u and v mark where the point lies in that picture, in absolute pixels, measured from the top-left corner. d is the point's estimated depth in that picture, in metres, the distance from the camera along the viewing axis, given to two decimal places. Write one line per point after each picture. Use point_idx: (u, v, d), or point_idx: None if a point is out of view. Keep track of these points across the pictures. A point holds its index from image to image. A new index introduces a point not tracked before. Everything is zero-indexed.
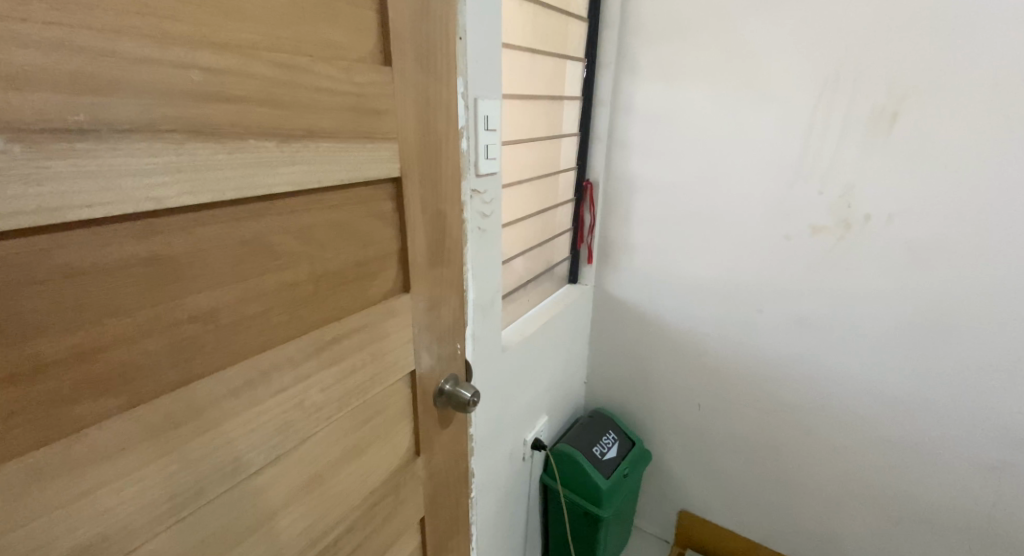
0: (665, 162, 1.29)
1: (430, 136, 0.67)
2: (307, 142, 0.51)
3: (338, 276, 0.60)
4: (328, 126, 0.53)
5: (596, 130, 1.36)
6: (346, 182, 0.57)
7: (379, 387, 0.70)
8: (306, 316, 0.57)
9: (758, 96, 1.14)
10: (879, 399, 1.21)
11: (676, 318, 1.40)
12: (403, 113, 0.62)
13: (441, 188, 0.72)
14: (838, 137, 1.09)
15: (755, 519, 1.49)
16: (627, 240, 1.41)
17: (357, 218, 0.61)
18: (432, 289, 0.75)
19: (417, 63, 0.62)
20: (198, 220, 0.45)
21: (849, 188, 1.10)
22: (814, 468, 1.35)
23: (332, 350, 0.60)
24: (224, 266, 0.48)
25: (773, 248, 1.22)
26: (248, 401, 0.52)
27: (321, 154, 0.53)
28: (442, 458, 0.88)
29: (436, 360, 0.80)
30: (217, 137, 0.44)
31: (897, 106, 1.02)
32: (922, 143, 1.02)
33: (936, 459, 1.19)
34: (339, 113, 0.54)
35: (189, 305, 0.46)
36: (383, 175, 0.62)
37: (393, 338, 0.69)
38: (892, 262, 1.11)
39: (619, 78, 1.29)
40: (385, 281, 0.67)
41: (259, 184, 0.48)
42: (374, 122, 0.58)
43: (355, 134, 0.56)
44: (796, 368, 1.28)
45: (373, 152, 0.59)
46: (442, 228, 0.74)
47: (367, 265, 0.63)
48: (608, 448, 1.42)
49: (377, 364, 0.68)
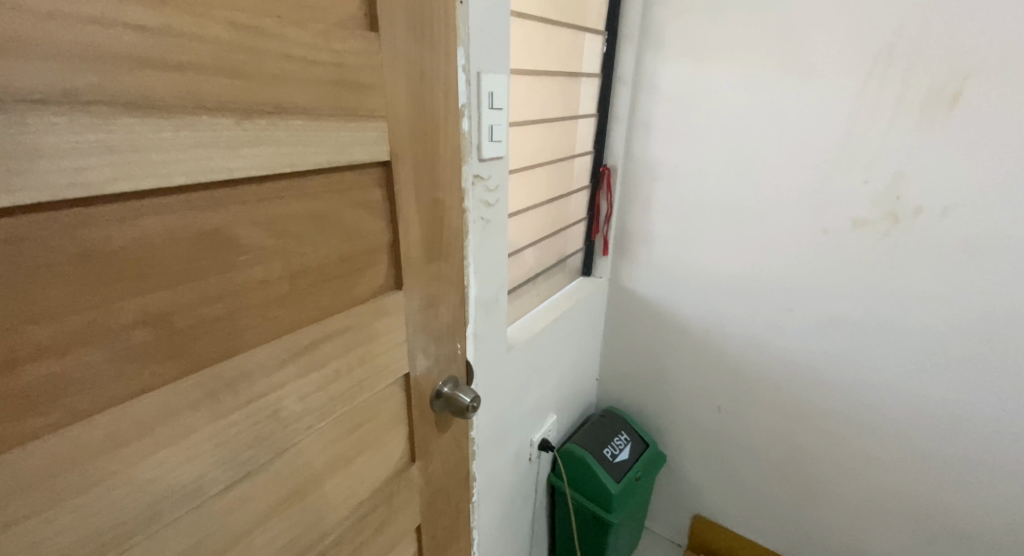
0: (690, 146, 1.20)
1: (426, 115, 0.60)
2: (276, 119, 0.44)
3: (318, 272, 0.53)
4: (302, 102, 0.46)
5: (615, 111, 1.26)
6: (325, 167, 0.50)
7: (368, 393, 0.63)
8: (280, 318, 0.50)
9: (796, 76, 1.04)
10: (918, 408, 1.12)
11: (698, 315, 1.32)
12: (393, 88, 0.54)
13: (438, 174, 0.64)
14: (886, 120, 0.98)
15: (775, 527, 1.42)
16: (646, 231, 1.32)
17: (341, 208, 0.53)
18: (428, 285, 0.68)
19: (409, 30, 0.55)
20: (141, 210, 0.38)
21: (897, 177, 1.00)
22: (841, 478, 1.26)
23: (312, 355, 0.54)
24: (176, 262, 0.41)
25: (808, 244, 1.13)
26: (211, 415, 0.46)
27: (295, 134, 0.46)
28: (440, 465, 0.82)
29: (433, 362, 0.73)
30: (158, 111, 0.37)
31: (960, 84, 0.91)
32: (986, 127, 0.91)
33: (980, 476, 1.10)
34: (315, 86, 0.47)
35: (133, 308, 0.39)
36: (369, 158, 0.54)
37: (383, 339, 0.63)
38: (941, 261, 1.00)
39: (642, 54, 1.19)
40: (374, 277, 0.60)
41: (216, 168, 0.41)
42: (357, 96, 0.51)
43: (334, 112, 0.49)
44: (828, 371, 1.19)
45: (357, 132, 0.52)
46: (439, 218, 0.66)
47: (352, 260, 0.56)
48: (619, 449, 1.36)
49: (365, 368, 0.61)
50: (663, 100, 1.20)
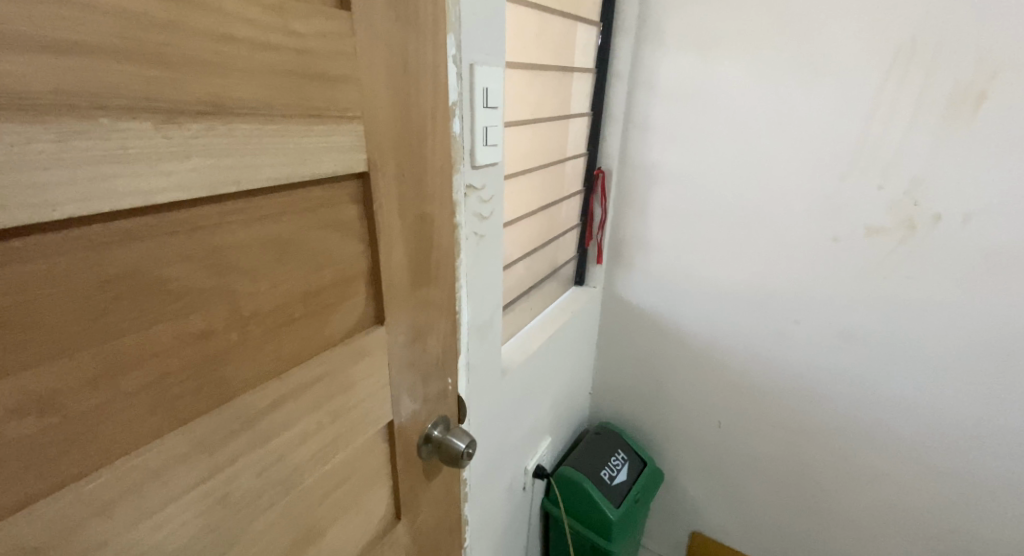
0: (691, 148, 1.13)
1: (411, 115, 0.49)
2: (213, 122, 0.33)
3: (280, 314, 0.42)
4: (250, 99, 0.35)
5: (610, 109, 1.18)
6: (284, 182, 0.39)
7: (344, 450, 0.52)
8: (227, 378, 0.39)
9: (811, 73, 0.99)
10: (930, 425, 1.07)
11: (698, 326, 1.25)
12: (370, 81, 0.43)
13: (426, 185, 0.53)
14: (906, 121, 0.94)
15: (776, 545, 1.36)
16: (643, 237, 1.25)
17: (306, 233, 0.42)
18: (415, 316, 0.57)
19: (391, 8, 0.44)
20: (12, 255, 0.27)
21: (915, 182, 0.96)
22: (847, 495, 1.21)
23: (273, 418, 0.43)
24: (71, 320, 0.30)
25: (819, 251, 1.08)
26: (132, 516, 0.34)
27: (242, 142, 0.35)
28: (429, 515, 0.71)
29: (421, 403, 0.63)
30: (31, 113, 0.25)
31: (986, 83, 0.87)
32: (1012, 129, 0.87)
33: (995, 495, 1.05)
34: (270, 78, 0.36)
35: (6, 392, 0.28)
36: (342, 169, 0.43)
37: (362, 387, 0.52)
38: (961, 270, 0.96)
39: (640, 47, 1.12)
40: (350, 313, 0.49)
41: (125, 190, 0.30)
42: (326, 91, 0.40)
43: (295, 112, 0.38)
44: (836, 385, 1.14)
45: (324, 137, 0.41)
46: (427, 237, 0.56)
47: (322, 295, 0.45)
48: (617, 470, 1.28)
49: (341, 424, 0.50)
50: (662, 97, 1.13)
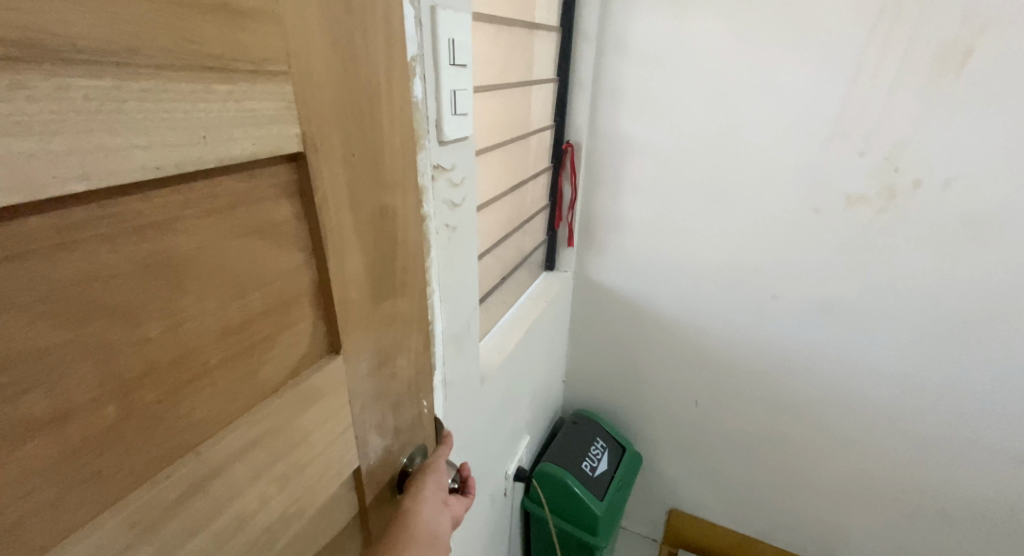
0: (665, 116, 1.04)
1: (359, 72, 0.36)
2: (24, 74, 0.19)
3: (188, 365, 0.29)
4: (91, 36, 0.21)
5: (577, 76, 1.07)
6: (174, 173, 0.26)
7: (301, 518, 0.40)
8: (111, 471, 0.26)
9: (792, 32, 0.91)
10: (907, 391, 1.05)
11: (674, 306, 1.19)
12: (297, 21, 0.30)
13: (384, 168, 0.41)
14: (890, 82, 0.88)
15: (753, 516, 1.35)
16: (615, 215, 1.17)
17: (217, 246, 0.29)
18: (379, 335, 0.45)
19: None
20: None
21: (897, 146, 0.91)
22: (823, 463, 1.20)
23: (192, 508, 0.30)
24: None
25: (799, 223, 1.02)
26: None
27: (86, 111, 0.21)
28: None
29: (393, 437, 0.51)
30: None
31: (974, 38, 0.81)
32: (997, 87, 0.83)
33: (965, 455, 1.06)
34: (125, 6, 0.22)
35: None
36: (265, 150, 0.30)
37: (318, 435, 0.40)
38: (943, 235, 0.93)
39: (608, 4, 1.01)
40: (293, 345, 0.36)
41: None
42: (227, 34, 0.27)
43: (179, 63, 0.25)
44: (815, 359, 1.11)
45: (232, 103, 0.27)
46: (389, 236, 0.43)
47: (252, 327, 0.33)
48: (597, 460, 1.21)
49: (294, 486, 0.38)
50: (633, 60, 1.03)
